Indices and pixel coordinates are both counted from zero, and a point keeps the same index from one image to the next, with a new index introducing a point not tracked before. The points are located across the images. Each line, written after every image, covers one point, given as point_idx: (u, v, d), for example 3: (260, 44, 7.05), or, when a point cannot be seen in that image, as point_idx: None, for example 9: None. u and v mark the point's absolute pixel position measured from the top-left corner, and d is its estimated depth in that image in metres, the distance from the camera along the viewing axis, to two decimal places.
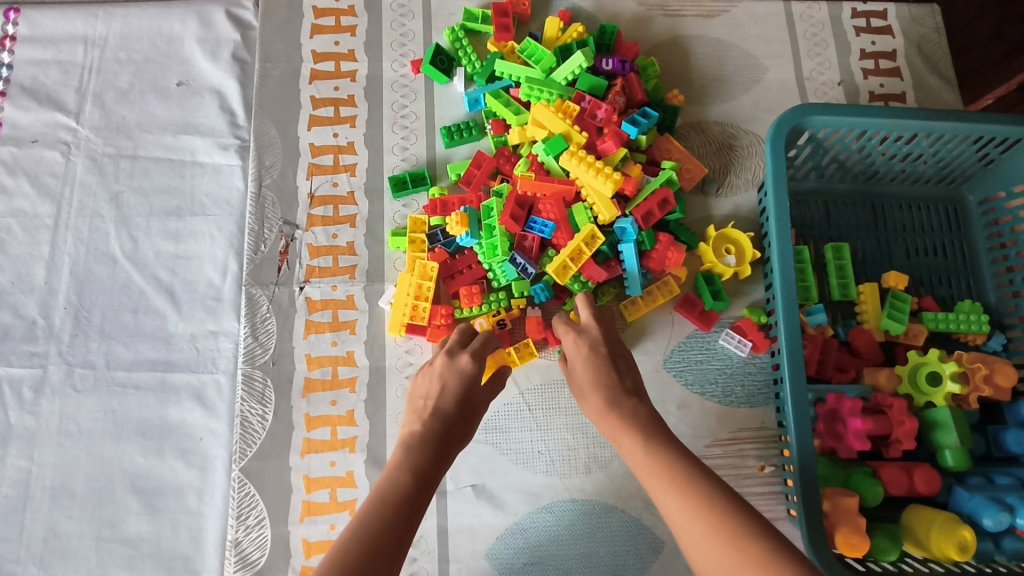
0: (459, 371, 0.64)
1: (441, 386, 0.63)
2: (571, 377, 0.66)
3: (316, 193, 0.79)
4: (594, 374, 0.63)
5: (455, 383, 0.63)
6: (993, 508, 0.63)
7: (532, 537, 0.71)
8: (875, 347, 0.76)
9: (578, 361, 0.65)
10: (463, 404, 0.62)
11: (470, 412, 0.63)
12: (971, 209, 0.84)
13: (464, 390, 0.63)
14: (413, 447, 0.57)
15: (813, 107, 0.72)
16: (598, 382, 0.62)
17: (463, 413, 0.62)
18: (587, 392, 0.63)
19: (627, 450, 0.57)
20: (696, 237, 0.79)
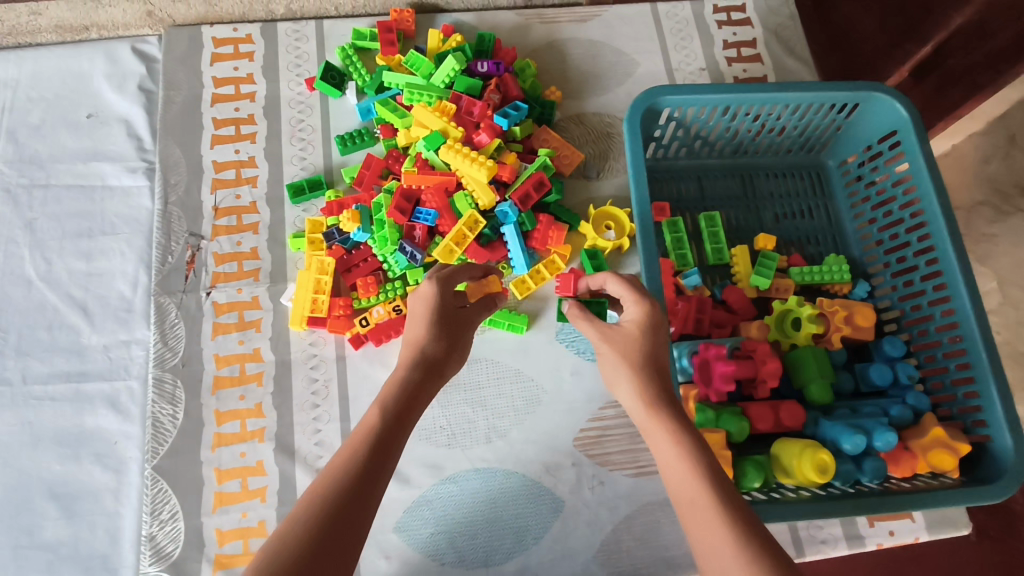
0: (444, 295, 0.65)
1: (427, 323, 0.63)
2: (612, 345, 0.63)
3: (220, 206, 0.85)
4: (650, 356, 0.61)
5: (433, 310, 0.63)
6: (850, 433, 0.67)
7: (437, 507, 0.76)
8: (747, 303, 0.82)
9: (632, 334, 0.62)
10: (450, 326, 0.64)
11: (454, 343, 0.64)
12: (832, 172, 0.92)
13: (447, 320, 0.64)
14: (395, 389, 0.58)
15: (663, 88, 0.79)
16: (648, 368, 0.60)
17: (452, 328, 0.64)
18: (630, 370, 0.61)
19: (657, 446, 0.56)
20: (578, 217, 0.85)
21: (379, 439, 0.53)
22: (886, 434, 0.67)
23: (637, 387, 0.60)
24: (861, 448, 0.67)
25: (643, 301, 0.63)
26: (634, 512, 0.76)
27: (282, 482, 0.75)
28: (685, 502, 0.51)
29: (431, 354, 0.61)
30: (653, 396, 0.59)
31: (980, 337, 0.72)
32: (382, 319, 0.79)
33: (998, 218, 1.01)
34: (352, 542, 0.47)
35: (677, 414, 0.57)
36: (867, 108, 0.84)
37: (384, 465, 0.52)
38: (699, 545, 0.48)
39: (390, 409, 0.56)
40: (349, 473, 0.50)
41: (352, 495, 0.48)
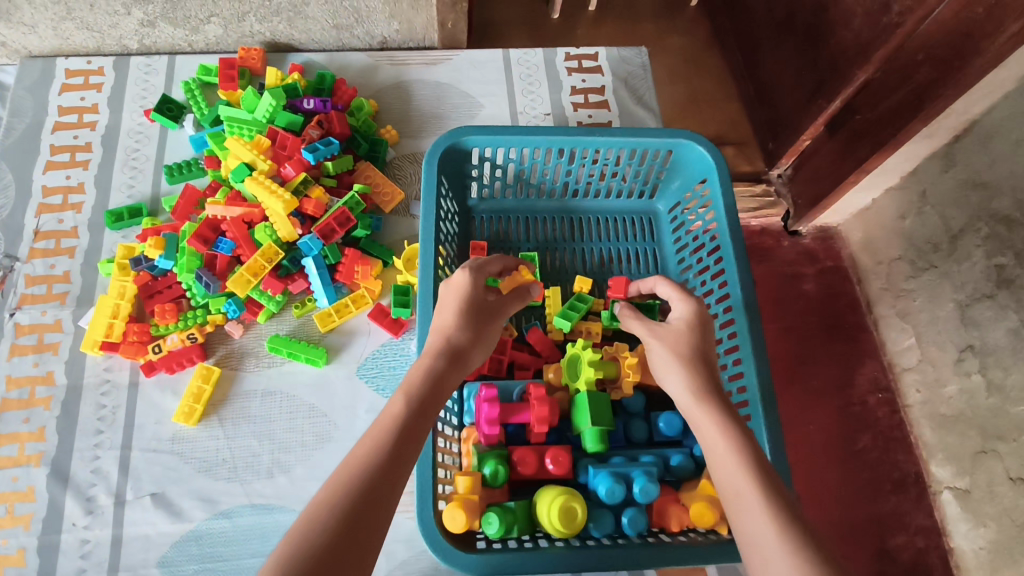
0: (476, 286, 0.65)
1: (454, 312, 0.62)
2: (661, 337, 0.63)
3: (41, 229, 0.86)
4: (697, 350, 0.61)
5: (466, 301, 0.63)
6: (609, 480, 0.66)
7: (205, 543, 0.73)
8: (551, 346, 0.81)
9: (680, 328, 0.63)
10: (477, 319, 0.63)
11: (478, 331, 0.63)
12: (661, 218, 0.92)
13: (478, 313, 0.63)
14: (420, 376, 0.56)
15: (465, 129, 0.80)
16: (696, 361, 0.60)
17: (482, 318, 0.63)
18: (679, 361, 0.60)
19: (707, 435, 0.54)
20: (390, 252, 0.86)
21: (401, 422, 0.51)
22: (644, 483, 0.65)
23: (686, 377, 0.59)
24: (619, 496, 0.65)
25: (691, 300, 0.65)
26: (411, 558, 0.73)
27: (50, 509, 0.73)
28: (734, 483, 0.50)
29: (456, 343, 0.60)
30: (701, 386, 0.58)
31: (759, 386, 0.70)
32: (176, 346, 0.79)
33: (914, 273, 1.12)
34: (381, 525, 0.45)
35: (723, 399, 0.57)
36: (681, 154, 0.84)
37: (410, 446, 0.50)
38: (744, 526, 0.47)
39: (417, 393, 0.54)
40: (378, 454, 0.48)
41: (381, 477, 0.46)
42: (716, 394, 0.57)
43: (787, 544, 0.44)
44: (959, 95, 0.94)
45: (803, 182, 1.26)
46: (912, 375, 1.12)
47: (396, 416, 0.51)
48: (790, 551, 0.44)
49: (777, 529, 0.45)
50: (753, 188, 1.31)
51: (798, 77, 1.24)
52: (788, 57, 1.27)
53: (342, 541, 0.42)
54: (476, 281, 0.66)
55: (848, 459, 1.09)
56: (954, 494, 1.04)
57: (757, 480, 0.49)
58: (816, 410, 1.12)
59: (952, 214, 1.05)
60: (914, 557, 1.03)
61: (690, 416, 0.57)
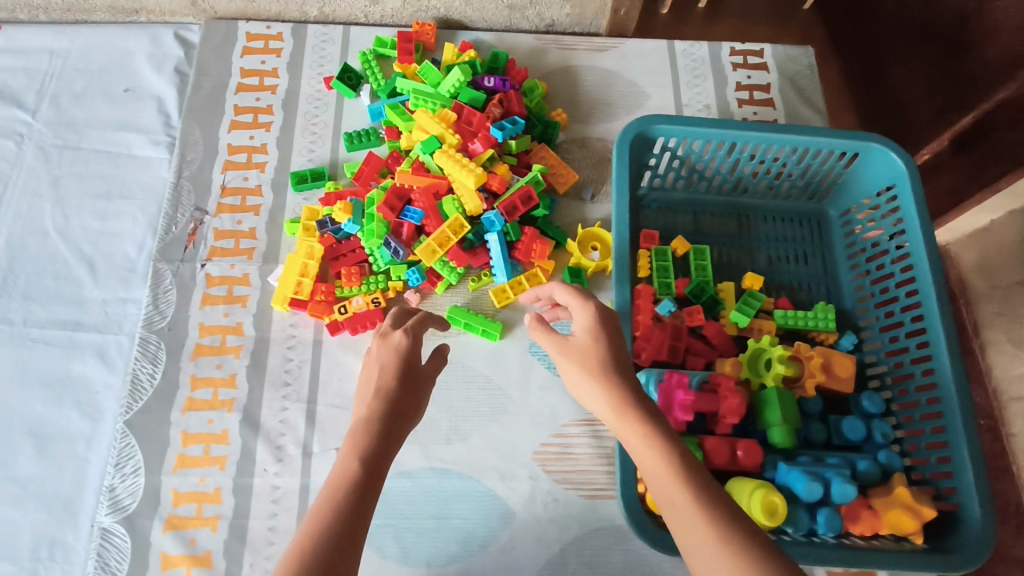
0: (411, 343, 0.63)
1: (378, 363, 0.62)
2: (570, 355, 0.60)
3: (227, 185, 0.89)
4: (610, 360, 0.58)
5: (396, 360, 0.62)
6: (806, 479, 0.66)
7: (388, 500, 0.76)
8: (726, 339, 0.82)
9: (584, 342, 0.60)
10: (415, 380, 0.61)
11: (419, 392, 0.61)
12: (832, 221, 0.92)
13: (411, 368, 0.61)
14: (367, 427, 0.56)
15: (658, 117, 0.81)
16: (613, 372, 0.57)
17: (416, 381, 0.61)
18: (595, 374, 0.58)
19: (638, 452, 0.52)
20: (565, 235, 0.87)
21: (351, 494, 0.50)
22: (842, 483, 0.66)
23: (604, 393, 0.57)
24: (817, 495, 0.66)
25: (589, 306, 0.61)
26: (585, 534, 0.76)
27: (243, 454, 0.77)
28: (661, 501, 0.49)
29: (399, 403, 0.59)
30: (619, 392, 0.56)
31: (957, 400, 0.70)
32: (361, 309, 0.82)
33: None
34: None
35: (640, 402, 0.55)
36: (867, 158, 0.84)
37: (359, 516, 0.49)
38: (683, 543, 0.46)
39: (369, 448, 0.54)
40: (337, 516, 0.48)
41: (340, 538, 0.46)
42: (636, 402, 0.55)
43: (719, 543, 0.44)
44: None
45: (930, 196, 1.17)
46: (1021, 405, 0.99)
47: (347, 476, 0.51)
48: (731, 552, 0.43)
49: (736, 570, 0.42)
50: None
51: (927, 90, 1.15)
52: (917, 68, 1.17)
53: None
54: (414, 342, 0.64)
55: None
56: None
57: (684, 483, 0.48)
58: None
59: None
60: None
61: (618, 432, 0.55)
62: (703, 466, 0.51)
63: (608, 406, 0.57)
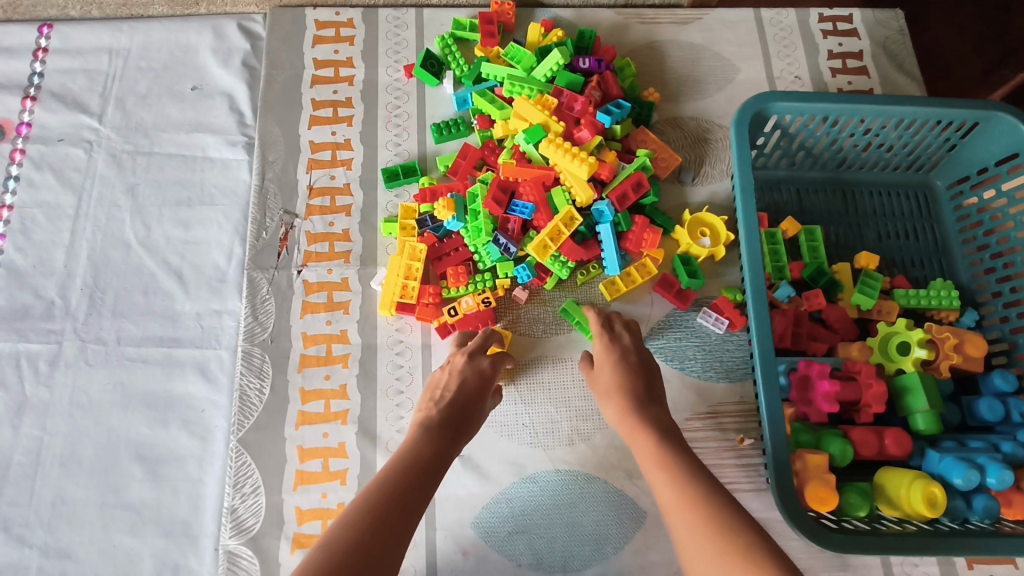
0: (472, 360, 0.71)
1: (458, 381, 0.69)
2: (595, 383, 0.71)
3: (315, 186, 0.85)
4: (619, 379, 0.68)
5: (472, 379, 0.69)
6: (962, 467, 0.64)
7: (517, 507, 0.74)
8: (848, 323, 0.79)
9: (598, 368, 0.71)
10: (463, 408, 0.67)
11: (479, 406, 0.69)
12: (940, 194, 0.89)
13: (475, 388, 0.69)
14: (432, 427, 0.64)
15: (773, 94, 0.77)
16: (620, 387, 0.67)
17: (478, 394, 0.69)
18: (610, 393, 0.67)
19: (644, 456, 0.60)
20: (673, 222, 0.84)
21: (413, 472, 0.57)
22: (1001, 470, 0.64)
23: (614, 408, 0.66)
24: (974, 483, 0.64)
25: (601, 337, 0.72)
26: None
27: (363, 466, 0.74)
28: (656, 487, 0.56)
29: (460, 407, 0.67)
30: (626, 407, 0.65)
31: None
32: (471, 310, 0.78)
33: None
34: (401, 528, 0.52)
35: (644, 416, 0.63)
36: (987, 128, 0.80)
37: (419, 492, 0.55)
38: (671, 522, 0.52)
39: (431, 441, 0.62)
40: (402, 483, 0.56)
41: (397, 498, 0.54)
42: (645, 414, 0.64)
43: (707, 513, 0.50)
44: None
45: None
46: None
47: (411, 456, 0.60)
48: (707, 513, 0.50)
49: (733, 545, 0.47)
50: None
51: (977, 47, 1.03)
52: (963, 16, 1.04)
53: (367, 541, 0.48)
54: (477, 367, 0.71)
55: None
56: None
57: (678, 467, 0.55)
58: None
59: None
60: None
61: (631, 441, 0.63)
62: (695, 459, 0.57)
63: (619, 421, 0.65)
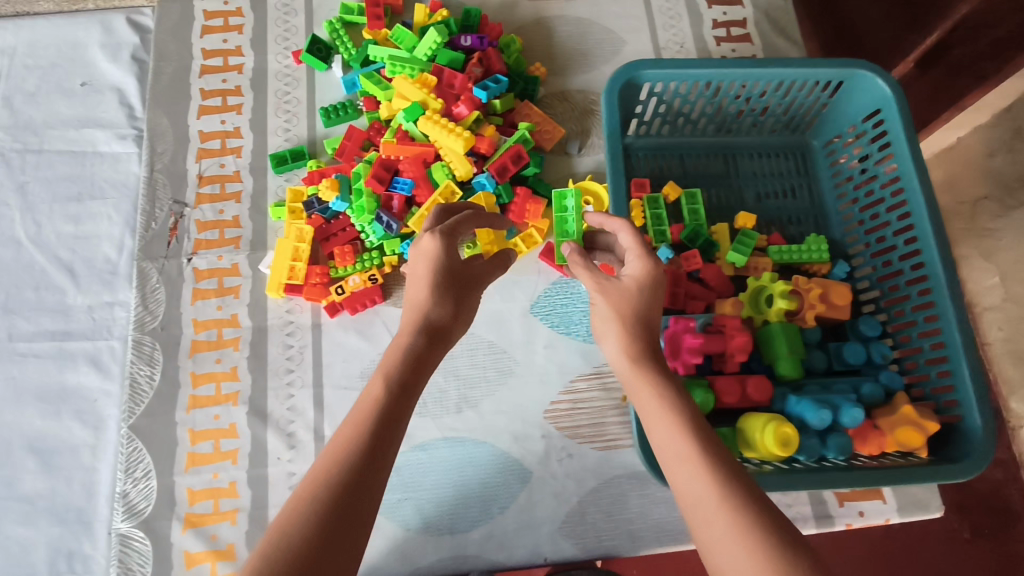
0: (449, 253, 0.61)
1: (426, 283, 0.60)
2: (607, 297, 0.60)
3: (204, 174, 0.86)
4: (639, 311, 0.58)
5: (428, 269, 0.60)
6: (817, 408, 0.67)
7: (405, 474, 0.76)
8: (725, 281, 0.82)
9: (628, 288, 0.60)
10: (466, 264, 0.63)
11: (453, 302, 0.60)
12: (816, 152, 0.92)
13: (455, 292, 0.60)
14: (398, 355, 0.55)
15: (643, 62, 0.79)
16: (640, 322, 0.58)
17: (459, 288, 0.61)
18: (626, 324, 0.58)
19: (649, 405, 0.53)
20: (556, 192, 0.86)
21: (377, 425, 0.50)
22: (853, 407, 0.68)
23: (621, 340, 0.58)
24: (827, 423, 0.67)
25: (646, 258, 0.61)
26: (601, 485, 0.77)
27: (254, 445, 0.76)
28: (669, 456, 0.49)
29: (434, 319, 0.58)
30: (638, 349, 0.57)
31: (953, 316, 0.71)
32: (358, 288, 0.80)
33: (1001, 211, 0.91)
34: (364, 516, 0.47)
35: (656, 361, 0.56)
36: (851, 86, 0.83)
37: (383, 453, 0.49)
38: (682, 493, 0.47)
39: (395, 375, 0.54)
40: (361, 444, 0.49)
41: (359, 477, 0.47)
42: (653, 357, 0.56)
43: (717, 500, 0.45)
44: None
45: None
46: (995, 313, 0.90)
47: (373, 404, 0.52)
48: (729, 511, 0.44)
49: (743, 543, 0.42)
50: None
51: None
52: None
53: (333, 532, 0.45)
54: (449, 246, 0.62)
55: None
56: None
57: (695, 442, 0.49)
58: None
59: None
60: None
61: (628, 382, 0.56)
62: (709, 429, 0.51)
63: (622, 360, 0.57)
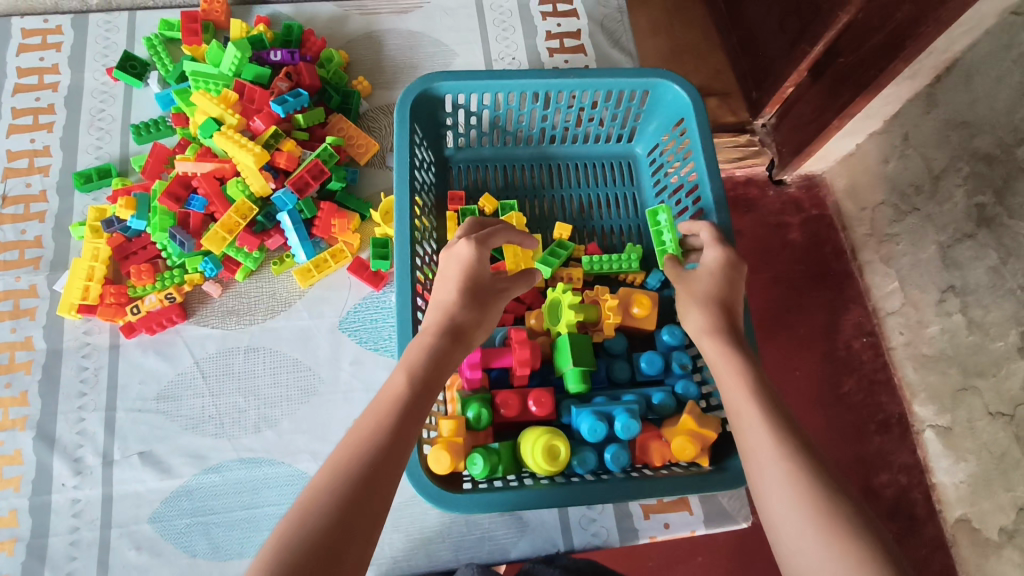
0: (481, 260, 0.62)
1: (458, 282, 0.61)
2: (690, 282, 0.66)
3: (9, 194, 0.84)
4: (719, 291, 0.64)
5: (459, 271, 0.62)
6: (591, 417, 0.67)
7: (196, 498, 0.73)
8: (536, 295, 0.81)
9: (709, 273, 0.65)
10: (491, 274, 0.64)
11: (484, 307, 0.62)
12: (641, 162, 0.92)
13: (483, 294, 0.62)
14: (422, 354, 0.55)
15: (437, 74, 0.79)
16: (718, 299, 0.63)
17: (483, 292, 0.62)
18: (698, 301, 0.63)
19: (721, 368, 0.57)
20: (368, 205, 0.85)
21: (397, 411, 0.50)
22: (626, 419, 0.66)
23: (702, 314, 0.62)
24: (601, 434, 0.67)
25: (724, 248, 0.67)
26: (402, 503, 0.76)
27: (38, 471, 0.73)
28: (738, 410, 0.53)
29: (459, 321, 0.59)
30: (716, 320, 0.61)
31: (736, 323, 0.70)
32: (155, 307, 0.78)
33: (896, 218, 1.00)
34: (384, 503, 0.45)
35: (734, 331, 0.60)
36: (658, 95, 0.83)
37: (405, 436, 0.49)
38: (746, 443, 0.51)
39: (417, 372, 0.54)
40: (380, 430, 0.48)
41: (382, 458, 0.46)
42: (729, 327, 0.61)
43: (780, 452, 0.49)
44: (943, 33, 0.81)
45: (788, 130, 1.10)
46: (896, 318, 1.01)
47: (396, 398, 0.51)
48: (785, 460, 0.48)
49: (795, 488, 0.46)
50: (738, 138, 1.15)
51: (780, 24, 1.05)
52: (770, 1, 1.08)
53: (356, 507, 0.43)
54: (482, 252, 0.63)
55: (830, 404, 1.00)
56: (935, 432, 0.95)
57: (763, 401, 0.53)
58: (799, 357, 1.03)
59: (934, 155, 0.92)
60: (898, 495, 0.95)
61: (702, 349, 0.61)
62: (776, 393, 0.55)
63: (700, 331, 0.62)
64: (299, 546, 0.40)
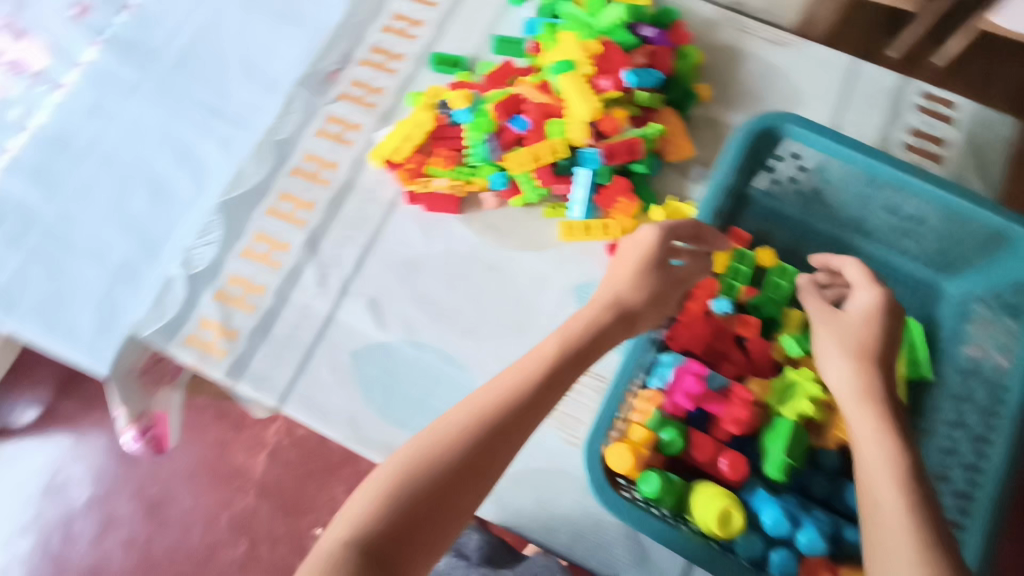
0: (662, 248, 0.64)
1: (636, 275, 0.64)
2: (842, 331, 0.65)
3: (380, 43, 0.96)
4: (870, 348, 0.63)
5: (637, 254, 0.65)
6: (776, 510, 0.64)
7: (393, 360, 0.79)
8: (768, 364, 0.77)
9: (855, 323, 0.65)
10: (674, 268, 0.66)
11: (659, 305, 0.65)
12: (947, 299, 0.83)
13: (660, 293, 0.64)
14: (581, 325, 0.59)
15: (791, 116, 0.76)
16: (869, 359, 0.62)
17: (663, 281, 0.65)
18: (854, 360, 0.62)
19: (868, 440, 0.56)
20: (654, 199, 0.86)
21: (542, 372, 0.54)
22: (813, 535, 0.62)
23: (859, 380, 0.61)
24: (780, 531, 0.64)
25: (877, 294, 0.66)
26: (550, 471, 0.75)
27: (294, 268, 0.84)
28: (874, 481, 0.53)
29: (626, 302, 0.62)
30: (869, 390, 0.60)
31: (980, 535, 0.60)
32: (442, 191, 0.86)
33: None
34: (505, 454, 0.49)
35: (889, 402, 0.59)
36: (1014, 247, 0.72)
37: (544, 399, 0.52)
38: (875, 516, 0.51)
39: (571, 343, 0.57)
40: (525, 385, 0.52)
41: (516, 412, 0.50)
42: (880, 397, 0.59)
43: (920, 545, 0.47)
44: None
45: None
46: None
47: (546, 357, 0.55)
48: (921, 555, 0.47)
49: None
50: None
51: None
52: None
53: (481, 451, 0.48)
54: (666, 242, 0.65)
55: None
56: None
57: (904, 494, 0.51)
58: None
59: None
60: None
61: (849, 414, 0.60)
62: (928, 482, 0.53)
63: (852, 394, 0.60)
64: (424, 469, 0.46)
